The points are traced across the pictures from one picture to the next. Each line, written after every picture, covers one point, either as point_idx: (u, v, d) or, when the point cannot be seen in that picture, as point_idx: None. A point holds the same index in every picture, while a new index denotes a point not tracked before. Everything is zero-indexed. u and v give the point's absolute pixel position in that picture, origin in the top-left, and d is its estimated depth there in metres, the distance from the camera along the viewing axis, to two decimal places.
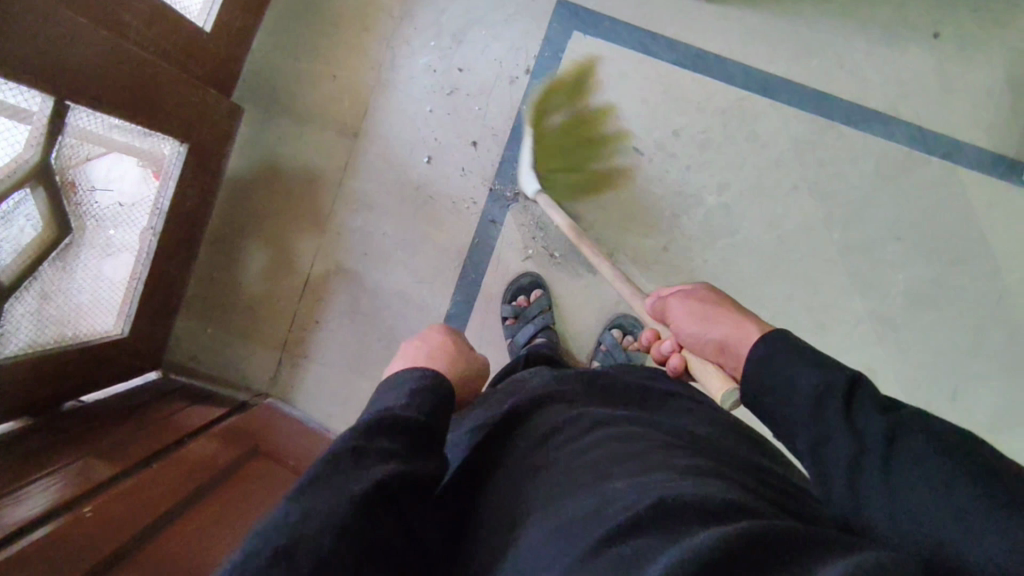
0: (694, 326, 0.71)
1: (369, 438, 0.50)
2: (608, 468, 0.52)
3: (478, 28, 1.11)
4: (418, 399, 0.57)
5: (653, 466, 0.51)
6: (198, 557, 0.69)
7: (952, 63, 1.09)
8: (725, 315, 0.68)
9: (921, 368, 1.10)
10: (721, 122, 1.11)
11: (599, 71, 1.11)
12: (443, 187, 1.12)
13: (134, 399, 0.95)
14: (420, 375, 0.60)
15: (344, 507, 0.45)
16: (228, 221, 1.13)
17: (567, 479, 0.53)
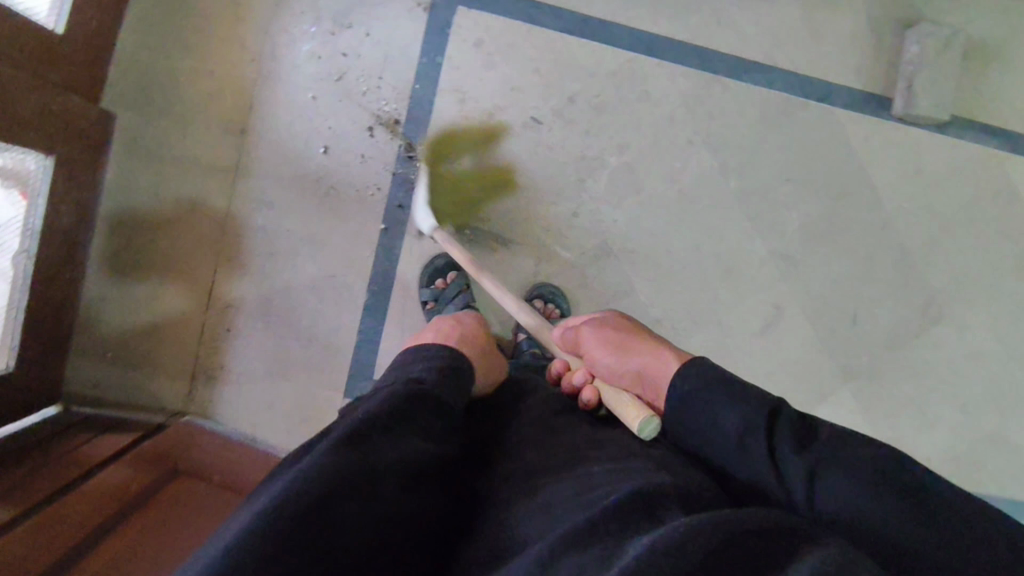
0: (608, 356, 0.74)
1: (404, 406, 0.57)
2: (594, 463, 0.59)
3: (359, 10, 1.07)
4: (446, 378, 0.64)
5: (630, 458, 0.59)
6: None
7: (820, 8, 1.15)
8: (638, 346, 0.73)
9: (824, 299, 1.17)
10: (614, 85, 1.13)
11: (488, 44, 1.10)
12: (345, 176, 1.08)
13: (32, 436, 0.88)
14: (447, 352, 0.69)
15: (367, 477, 0.49)
16: (117, 237, 1.06)
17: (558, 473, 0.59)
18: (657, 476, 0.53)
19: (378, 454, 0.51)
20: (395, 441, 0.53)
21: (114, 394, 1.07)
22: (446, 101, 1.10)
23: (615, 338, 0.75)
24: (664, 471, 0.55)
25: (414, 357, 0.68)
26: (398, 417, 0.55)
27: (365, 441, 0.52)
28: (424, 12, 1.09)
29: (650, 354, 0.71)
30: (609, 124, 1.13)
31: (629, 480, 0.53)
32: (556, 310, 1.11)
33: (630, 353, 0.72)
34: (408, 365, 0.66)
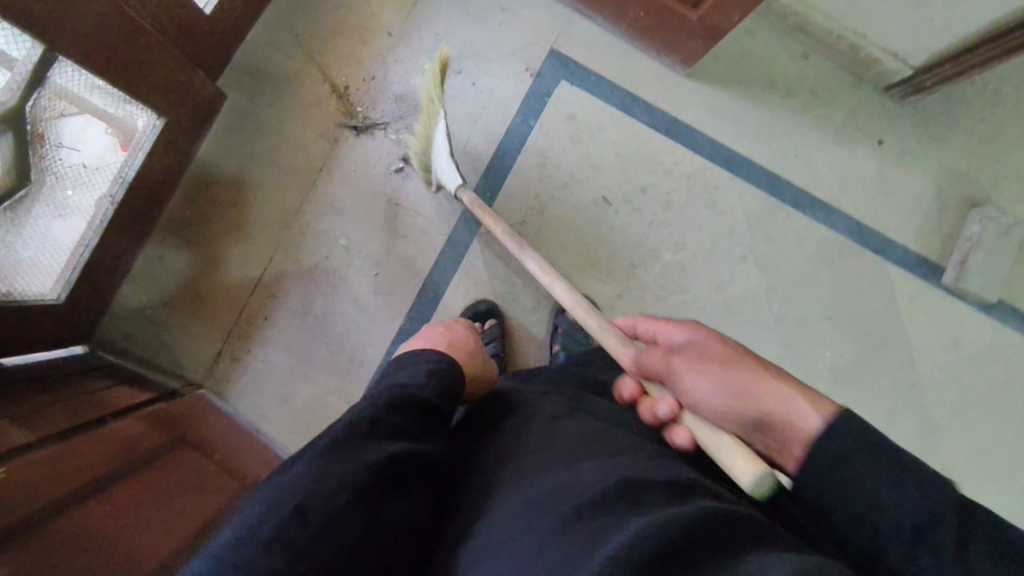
0: (714, 393, 0.58)
1: (384, 411, 0.55)
2: (578, 454, 0.57)
3: (470, 61, 1.15)
4: (435, 381, 0.63)
5: (613, 450, 0.57)
6: (106, 538, 0.67)
7: (894, 167, 1.20)
8: (756, 384, 0.56)
9: None
10: (686, 186, 1.18)
11: (579, 120, 1.16)
12: (415, 204, 1.13)
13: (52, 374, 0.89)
14: (432, 356, 0.67)
15: (352, 479, 0.48)
16: (190, 203, 1.10)
17: (541, 465, 0.57)
18: (638, 467, 0.52)
19: (362, 455, 0.50)
20: (376, 442, 0.52)
21: (140, 349, 1.09)
22: (526, 160, 1.15)
23: (709, 365, 0.59)
24: (646, 465, 0.53)
25: (412, 358, 0.67)
26: (381, 420, 0.54)
27: (347, 446, 0.51)
28: (529, 76, 1.15)
29: (768, 396, 0.54)
30: (672, 221, 1.17)
31: (609, 472, 0.51)
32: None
33: (749, 395, 0.56)
34: (404, 369, 0.65)
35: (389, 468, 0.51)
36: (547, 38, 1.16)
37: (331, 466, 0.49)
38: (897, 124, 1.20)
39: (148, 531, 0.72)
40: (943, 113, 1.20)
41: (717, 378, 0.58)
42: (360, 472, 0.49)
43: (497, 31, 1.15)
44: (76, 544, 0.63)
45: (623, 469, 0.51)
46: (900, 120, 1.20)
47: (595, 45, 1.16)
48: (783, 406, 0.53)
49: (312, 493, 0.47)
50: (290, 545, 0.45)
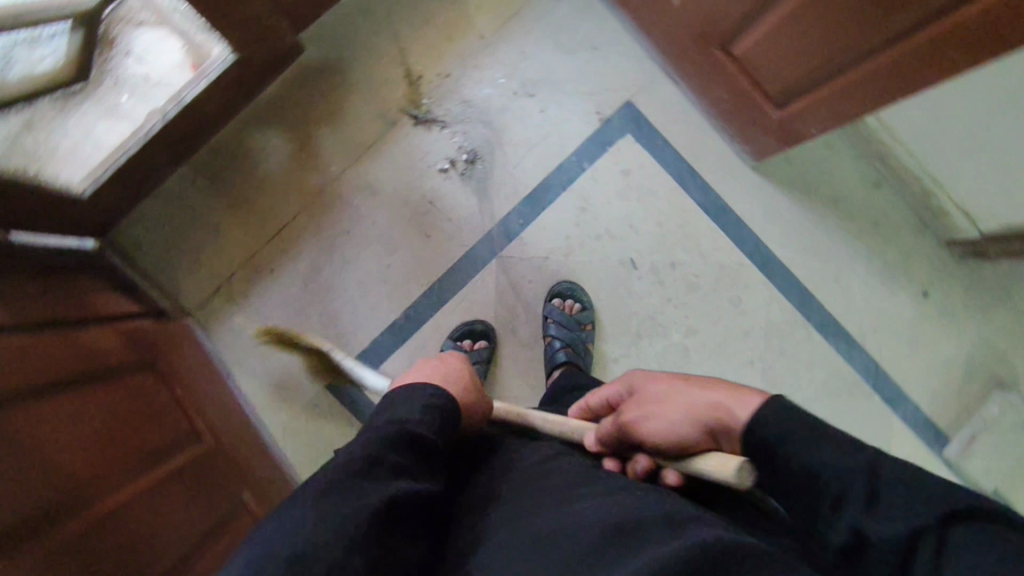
0: (662, 417, 0.62)
1: (381, 450, 0.53)
2: (575, 489, 0.56)
3: (547, 88, 1.14)
4: (432, 421, 0.59)
5: (608, 485, 0.55)
6: (67, 436, 0.69)
7: (931, 323, 1.16)
8: (695, 394, 0.61)
9: None
10: (716, 275, 1.15)
11: (632, 178, 1.14)
12: (448, 208, 1.13)
13: (52, 256, 0.91)
14: (431, 389, 0.62)
15: (347, 522, 0.46)
16: (238, 140, 1.12)
17: (539, 502, 0.55)
18: (637, 505, 0.50)
19: (358, 498, 0.48)
20: (374, 482, 0.50)
21: (146, 262, 1.10)
22: (569, 200, 1.14)
23: (651, 401, 0.65)
24: (643, 499, 0.51)
25: (404, 392, 0.61)
26: (380, 459, 0.52)
27: (342, 489, 0.49)
28: (598, 121, 1.14)
29: (698, 396, 0.60)
30: (691, 304, 1.15)
31: (610, 512, 0.50)
32: (574, 305, 1.11)
33: (681, 401, 0.62)
34: (398, 403, 0.59)
35: (386, 510, 0.49)
36: (628, 89, 1.14)
37: (327, 514, 0.46)
38: (948, 282, 1.16)
39: (103, 441, 0.74)
40: (999, 286, 1.15)
41: (665, 409, 0.63)
42: (358, 517, 0.47)
43: (581, 67, 1.14)
44: (39, 431, 0.66)
45: (622, 507, 0.50)
46: (952, 279, 1.16)
47: (672, 110, 1.14)
48: (727, 407, 0.56)
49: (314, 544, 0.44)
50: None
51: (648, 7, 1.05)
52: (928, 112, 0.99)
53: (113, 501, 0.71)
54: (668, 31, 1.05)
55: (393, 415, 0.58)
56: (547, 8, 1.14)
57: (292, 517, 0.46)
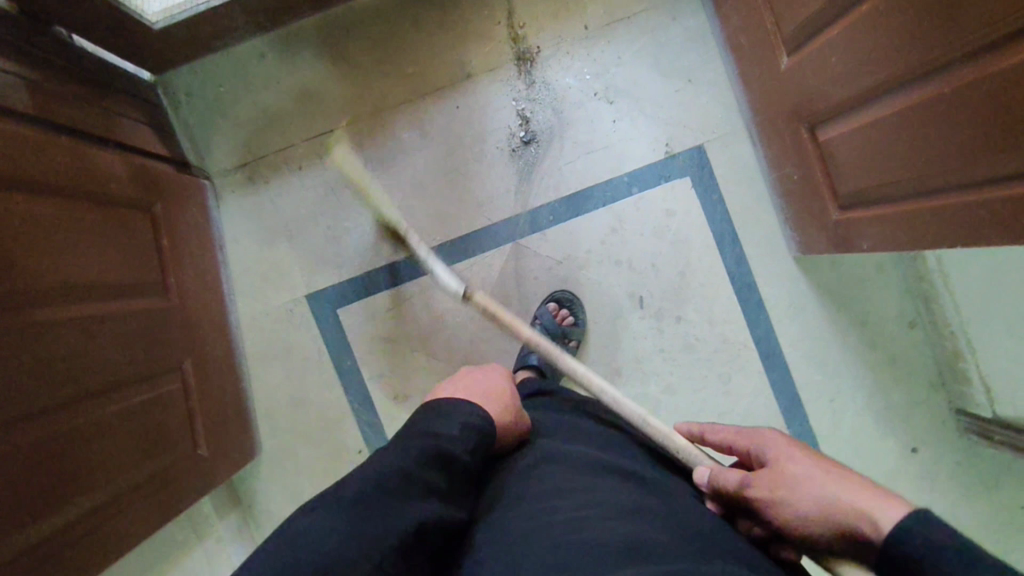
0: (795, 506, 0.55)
1: (416, 467, 0.56)
2: (557, 500, 0.57)
3: (628, 101, 1.11)
4: (467, 438, 0.62)
5: (596, 503, 0.56)
6: (39, 233, 0.71)
7: (908, 483, 1.10)
8: (846, 485, 0.53)
9: None
10: (716, 346, 1.11)
11: (675, 219, 1.11)
12: (488, 177, 1.11)
13: (93, 74, 0.92)
14: (472, 409, 0.64)
15: (368, 545, 0.49)
16: (319, 34, 1.11)
17: (532, 507, 0.57)
18: (601, 528, 0.52)
19: (383, 523, 0.51)
20: (400, 499, 0.53)
21: (190, 114, 1.11)
22: (604, 216, 1.11)
23: (784, 479, 0.56)
24: (616, 525, 0.52)
25: (437, 411, 0.64)
26: (407, 475, 0.55)
27: (363, 508, 0.51)
28: (663, 152, 1.11)
29: (849, 492, 0.52)
30: (679, 364, 1.11)
31: (580, 530, 0.52)
32: (570, 315, 1.10)
33: (822, 489, 0.54)
34: (432, 420, 0.62)
35: (417, 532, 0.52)
36: (705, 133, 1.10)
37: (351, 538, 0.49)
38: (943, 451, 1.09)
39: (74, 253, 0.76)
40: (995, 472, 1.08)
41: (797, 492, 0.55)
42: (379, 538, 0.50)
43: (668, 94, 1.10)
44: (14, 218, 0.68)
45: (584, 526, 0.52)
46: (949, 450, 1.09)
47: (738, 170, 1.10)
48: (865, 507, 0.50)
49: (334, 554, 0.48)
50: None
51: (755, 60, 1.00)
52: (992, 270, 0.93)
53: (61, 312, 0.72)
54: (767, 91, 1.00)
55: (429, 427, 0.61)
56: (659, 22, 1.10)
57: (314, 533, 0.49)
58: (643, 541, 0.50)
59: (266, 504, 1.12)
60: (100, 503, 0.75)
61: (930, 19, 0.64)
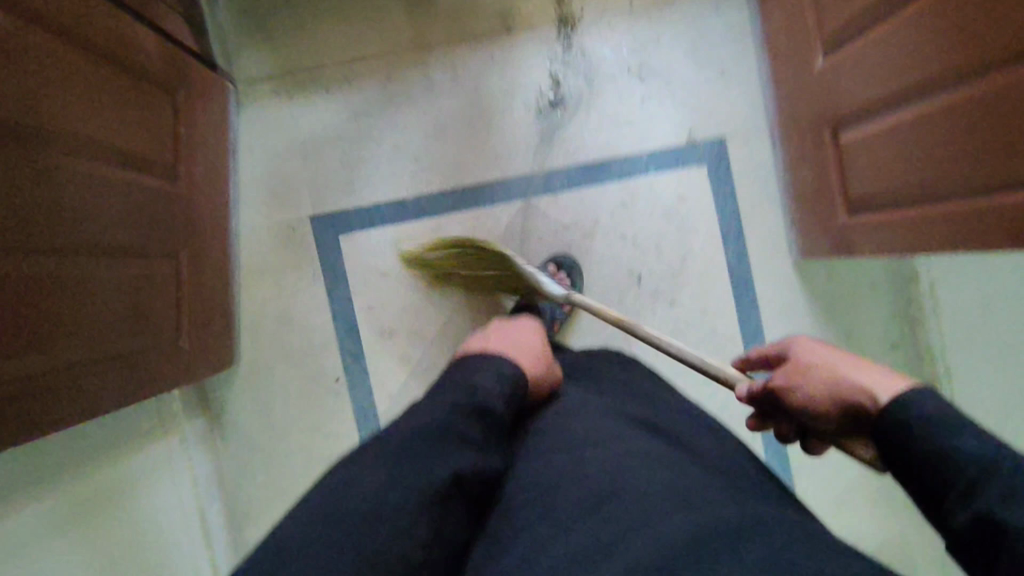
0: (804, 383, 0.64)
1: (456, 420, 0.61)
2: (584, 454, 0.61)
3: (659, 81, 1.12)
4: (503, 390, 0.68)
5: (614, 461, 0.59)
6: (64, 82, 0.70)
7: (868, 501, 1.11)
8: (849, 362, 0.62)
9: None
10: (704, 335, 1.13)
11: (684, 205, 1.12)
12: (510, 132, 1.12)
13: None
14: (506, 367, 0.71)
15: (415, 494, 0.55)
16: None
17: (561, 459, 0.61)
18: (624, 481, 0.57)
19: (423, 471, 0.56)
20: (443, 449, 0.59)
21: (226, 19, 1.11)
22: (617, 191, 1.12)
23: (801, 365, 0.66)
24: (628, 497, 0.55)
25: (475, 368, 0.70)
26: (450, 428, 0.60)
27: (411, 458, 0.57)
28: (684, 138, 1.12)
29: (848, 366, 0.61)
30: (665, 346, 1.13)
31: (608, 481, 0.57)
32: (569, 280, 1.09)
33: (829, 368, 0.63)
34: (472, 377, 0.68)
35: (457, 478, 0.57)
36: (728, 126, 1.12)
37: (400, 486, 0.55)
38: None
39: (93, 112, 0.75)
40: None
41: (809, 378, 0.64)
42: (427, 487, 0.55)
43: (699, 82, 1.12)
44: (41, 60, 0.67)
45: (611, 476, 0.57)
46: None
47: (755, 168, 1.12)
48: (862, 376, 0.59)
49: (376, 500, 0.54)
50: (342, 526, 0.52)
51: (788, 61, 1.02)
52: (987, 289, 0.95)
53: (72, 164, 0.71)
54: (796, 92, 1.02)
55: (469, 381, 0.67)
56: (704, 10, 1.11)
57: (355, 482, 0.55)
58: (655, 504, 0.53)
59: (234, 414, 1.12)
60: (72, 370, 0.72)
61: (981, 21, 0.64)
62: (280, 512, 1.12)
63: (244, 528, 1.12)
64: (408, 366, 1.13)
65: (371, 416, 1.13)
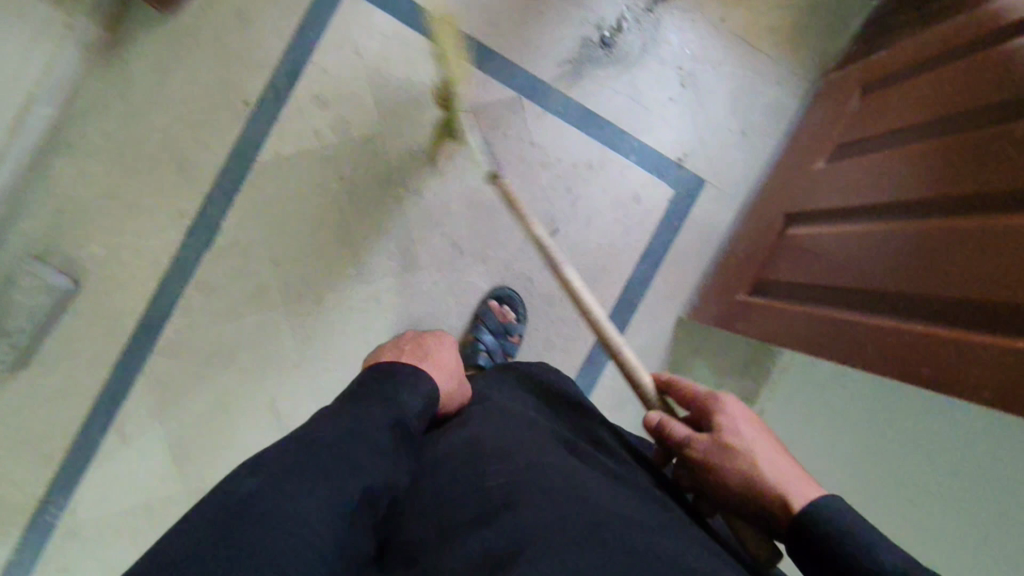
0: (723, 469, 0.60)
1: (366, 427, 0.58)
2: (495, 467, 0.57)
3: (693, 95, 1.14)
4: (420, 407, 0.64)
5: (516, 469, 0.57)
6: None
7: None
8: (776, 461, 0.59)
9: None
10: (566, 317, 1.14)
11: (635, 204, 1.14)
12: (552, 34, 1.11)
13: None
14: (416, 376, 0.66)
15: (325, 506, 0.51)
16: None
17: (470, 476, 0.57)
18: (554, 509, 0.52)
19: (327, 487, 0.52)
20: (347, 458, 0.55)
21: None
22: (594, 149, 1.13)
23: (720, 450, 0.61)
24: (534, 501, 0.52)
25: (394, 378, 0.64)
26: (357, 433, 0.57)
27: (311, 477, 0.52)
28: (677, 155, 1.14)
29: (775, 469, 0.58)
30: (530, 302, 1.13)
31: (537, 503, 0.52)
32: (513, 313, 1.10)
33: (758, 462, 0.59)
34: (395, 386, 0.64)
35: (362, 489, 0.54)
36: (715, 173, 1.15)
37: (313, 503, 0.51)
38: None
39: None
40: None
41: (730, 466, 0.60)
42: (333, 506, 0.51)
43: (721, 123, 1.14)
44: None
45: (528, 482, 0.54)
46: None
47: (708, 224, 1.15)
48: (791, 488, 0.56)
49: (275, 514, 0.49)
50: (239, 536, 0.47)
51: (797, 152, 1.06)
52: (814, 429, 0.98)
53: None
54: (784, 178, 1.05)
55: (382, 393, 0.62)
56: (769, 74, 1.14)
57: (257, 499, 0.50)
58: (559, 519, 0.50)
59: (132, 57, 1.04)
60: None
61: (959, 163, 0.69)
62: (104, 170, 1.04)
63: (59, 156, 1.03)
64: (314, 143, 1.08)
65: (249, 158, 1.07)
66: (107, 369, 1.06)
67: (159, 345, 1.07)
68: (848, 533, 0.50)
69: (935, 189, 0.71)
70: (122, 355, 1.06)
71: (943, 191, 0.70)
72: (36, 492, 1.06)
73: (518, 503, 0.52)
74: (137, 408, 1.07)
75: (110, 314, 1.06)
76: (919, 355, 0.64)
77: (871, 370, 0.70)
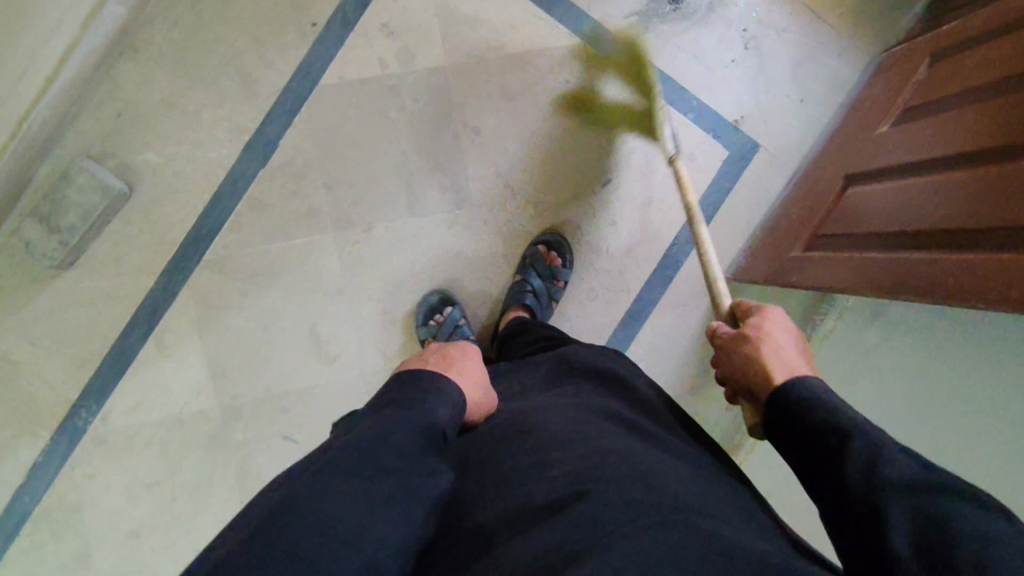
0: (725, 356, 0.66)
1: (398, 437, 0.56)
2: (550, 455, 0.59)
3: (754, 60, 1.14)
4: (444, 417, 0.61)
5: (580, 456, 0.58)
6: None
7: None
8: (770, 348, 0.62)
9: (327, 387, 1.10)
10: (611, 270, 1.15)
11: (688, 163, 1.14)
12: None
13: None
14: (435, 391, 0.62)
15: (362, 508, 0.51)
16: None
17: (525, 467, 0.58)
18: (613, 505, 0.52)
19: (362, 493, 0.51)
20: (382, 464, 0.53)
21: None
22: (653, 104, 1.13)
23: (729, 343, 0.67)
24: (603, 494, 0.52)
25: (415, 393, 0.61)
26: (389, 443, 0.55)
27: (347, 483, 0.52)
28: (734, 118, 1.14)
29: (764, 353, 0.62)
30: (577, 250, 1.13)
31: (598, 493, 0.53)
32: (560, 258, 1.10)
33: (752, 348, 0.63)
34: (422, 398, 0.61)
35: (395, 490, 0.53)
36: (770, 139, 1.15)
37: (348, 507, 0.50)
38: None
39: None
40: None
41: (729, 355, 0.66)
42: (368, 505, 0.51)
43: (781, 90, 1.15)
44: None
45: (588, 472, 0.55)
46: None
47: (759, 188, 1.15)
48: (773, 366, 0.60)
49: (309, 518, 0.49)
50: (276, 538, 0.48)
51: (858, 120, 1.06)
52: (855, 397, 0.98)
53: None
54: (845, 143, 1.05)
55: (404, 411, 0.59)
56: (833, 43, 1.14)
57: (295, 502, 0.50)
58: (629, 513, 0.51)
59: None
60: None
61: None
62: (167, 79, 1.04)
63: (123, 61, 1.03)
64: (378, 71, 1.08)
65: (312, 81, 1.07)
66: (151, 280, 1.07)
67: (208, 260, 1.07)
68: (812, 402, 0.55)
69: (1009, 135, 0.70)
70: (170, 266, 1.07)
71: (1020, 133, 0.68)
72: (72, 397, 1.07)
73: (589, 494, 0.53)
74: (179, 321, 1.07)
75: (160, 225, 1.06)
76: (996, 284, 0.64)
77: (943, 301, 0.70)
